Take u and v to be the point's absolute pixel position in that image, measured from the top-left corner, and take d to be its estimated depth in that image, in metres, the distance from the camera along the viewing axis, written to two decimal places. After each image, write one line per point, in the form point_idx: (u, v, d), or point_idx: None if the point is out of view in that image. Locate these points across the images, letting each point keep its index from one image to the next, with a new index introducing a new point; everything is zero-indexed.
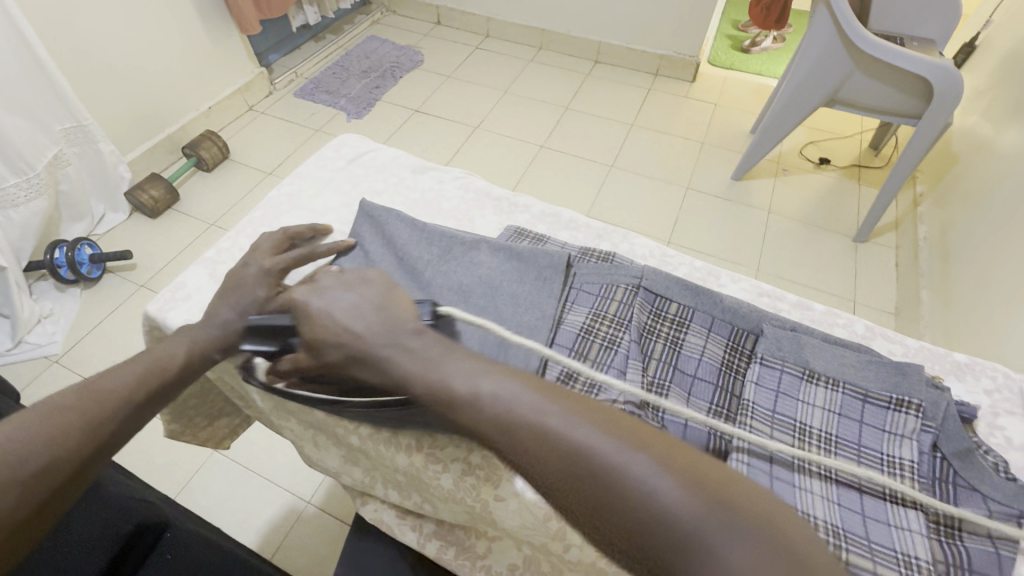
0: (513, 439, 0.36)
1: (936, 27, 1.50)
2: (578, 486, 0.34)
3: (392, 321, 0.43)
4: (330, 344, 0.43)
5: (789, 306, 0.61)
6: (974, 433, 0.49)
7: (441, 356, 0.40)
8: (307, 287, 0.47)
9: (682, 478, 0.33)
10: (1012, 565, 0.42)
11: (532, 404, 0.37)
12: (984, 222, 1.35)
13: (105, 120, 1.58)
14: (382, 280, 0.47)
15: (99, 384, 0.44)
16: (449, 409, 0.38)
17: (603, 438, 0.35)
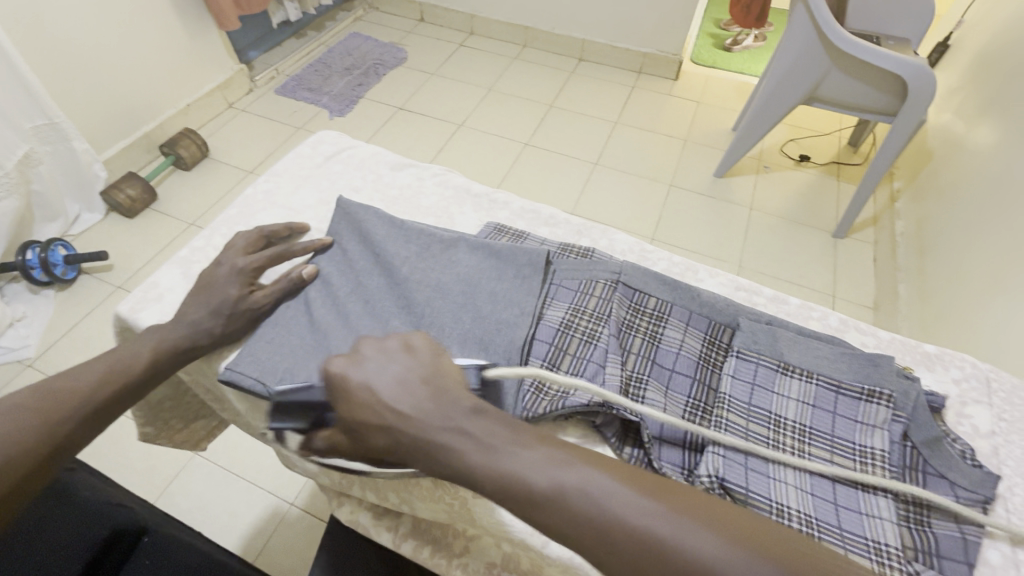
0: (616, 546, 0.33)
1: (910, 27, 1.53)
2: None
3: (441, 403, 0.39)
4: (379, 427, 0.39)
5: (765, 299, 0.61)
6: (942, 421, 0.50)
7: (511, 444, 0.37)
8: (346, 358, 0.43)
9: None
10: (977, 549, 0.43)
11: (632, 502, 0.35)
12: (957, 217, 1.38)
13: (79, 118, 1.54)
14: (428, 348, 0.43)
15: (58, 386, 0.46)
16: (530, 508, 0.36)
17: (713, 541, 0.33)
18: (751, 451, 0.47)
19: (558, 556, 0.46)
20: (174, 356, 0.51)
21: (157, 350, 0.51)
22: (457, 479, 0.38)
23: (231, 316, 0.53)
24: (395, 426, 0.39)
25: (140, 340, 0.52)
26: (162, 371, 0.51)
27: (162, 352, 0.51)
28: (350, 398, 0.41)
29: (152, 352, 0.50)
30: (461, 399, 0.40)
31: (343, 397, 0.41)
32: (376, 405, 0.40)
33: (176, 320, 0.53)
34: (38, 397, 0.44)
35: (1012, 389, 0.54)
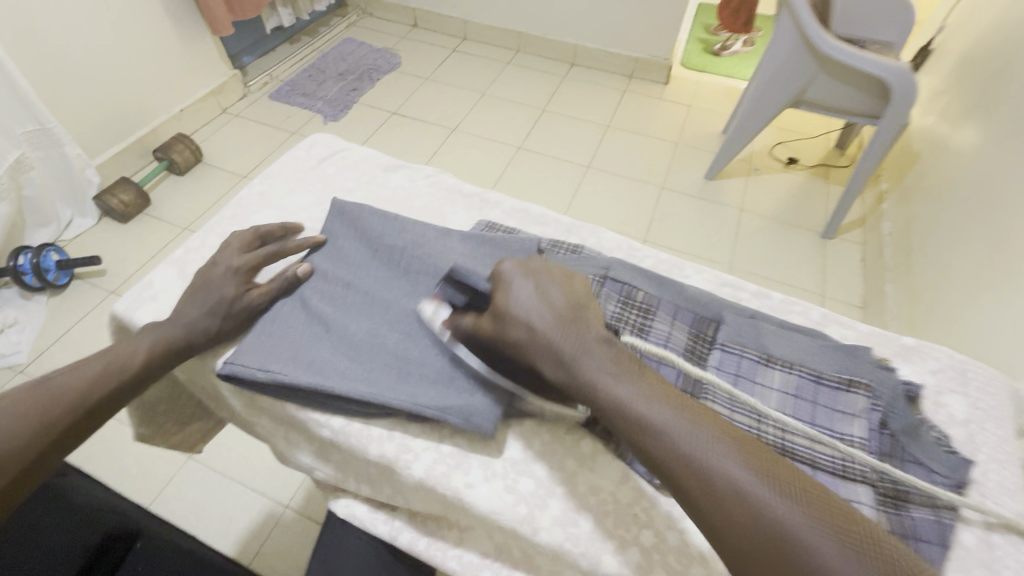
0: (713, 490, 0.35)
1: (893, 32, 1.57)
2: (773, 556, 0.33)
3: (581, 328, 0.43)
4: (519, 321, 0.43)
5: (749, 295, 0.63)
6: (919, 410, 0.52)
7: (630, 375, 0.40)
8: (522, 266, 0.47)
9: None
10: (951, 531, 0.45)
11: (733, 462, 0.36)
12: (941, 217, 1.41)
13: (71, 123, 1.54)
14: (585, 290, 0.47)
15: (55, 383, 0.46)
16: (636, 432, 0.38)
17: (806, 520, 0.34)
18: None
19: (548, 545, 0.46)
20: (170, 353, 0.52)
21: (154, 347, 0.51)
22: (573, 390, 0.41)
23: (227, 313, 0.54)
24: (538, 330, 0.43)
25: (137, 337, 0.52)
26: (159, 368, 0.51)
27: (158, 348, 0.52)
28: (509, 296, 0.45)
29: (148, 348, 0.51)
30: (599, 329, 0.43)
31: (504, 292, 0.45)
32: (528, 310, 0.43)
33: (173, 317, 0.54)
34: (35, 394, 0.45)
35: (987, 379, 0.56)
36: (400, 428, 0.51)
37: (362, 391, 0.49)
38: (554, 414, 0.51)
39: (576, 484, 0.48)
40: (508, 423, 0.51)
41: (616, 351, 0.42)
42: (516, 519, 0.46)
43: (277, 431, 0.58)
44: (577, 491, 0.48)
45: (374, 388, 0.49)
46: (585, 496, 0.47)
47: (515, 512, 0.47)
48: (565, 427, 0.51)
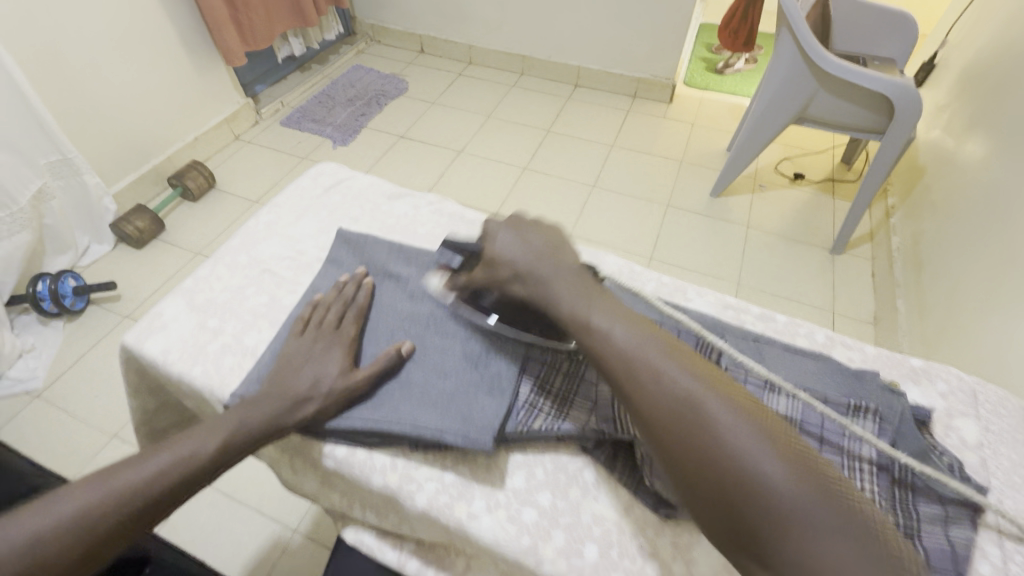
0: (635, 375, 0.41)
1: (894, 48, 1.58)
2: (679, 425, 0.38)
3: (555, 261, 0.50)
4: (506, 261, 0.50)
5: (752, 317, 0.63)
6: (929, 434, 0.51)
7: (588, 296, 0.47)
8: (507, 221, 0.53)
9: (785, 454, 0.35)
10: (967, 562, 0.43)
11: (657, 351, 0.41)
12: (950, 231, 1.39)
13: (90, 152, 1.59)
14: (559, 234, 0.53)
15: (116, 480, 0.41)
16: (581, 335, 0.45)
17: (714, 397, 0.38)
18: None
19: None
20: (247, 441, 0.47)
21: (229, 438, 0.46)
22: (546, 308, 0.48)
23: (336, 395, 0.51)
24: (521, 265, 0.49)
25: (215, 419, 0.47)
26: (229, 458, 0.46)
27: (235, 437, 0.46)
28: (494, 246, 0.52)
29: (221, 442, 0.46)
30: (568, 265, 0.49)
31: (491, 244, 0.52)
32: (513, 252, 0.50)
33: (270, 392, 0.50)
34: (93, 492, 0.40)
35: (998, 401, 0.55)
36: (404, 456, 0.51)
37: (371, 421, 0.51)
38: (556, 443, 0.52)
39: (580, 514, 0.48)
40: (510, 451, 0.52)
41: (581, 278, 0.48)
42: (519, 549, 0.46)
43: (283, 460, 0.58)
44: (581, 522, 0.47)
45: (377, 413, 0.51)
46: (588, 526, 0.47)
47: (518, 544, 0.46)
48: (568, 455, 0.51)
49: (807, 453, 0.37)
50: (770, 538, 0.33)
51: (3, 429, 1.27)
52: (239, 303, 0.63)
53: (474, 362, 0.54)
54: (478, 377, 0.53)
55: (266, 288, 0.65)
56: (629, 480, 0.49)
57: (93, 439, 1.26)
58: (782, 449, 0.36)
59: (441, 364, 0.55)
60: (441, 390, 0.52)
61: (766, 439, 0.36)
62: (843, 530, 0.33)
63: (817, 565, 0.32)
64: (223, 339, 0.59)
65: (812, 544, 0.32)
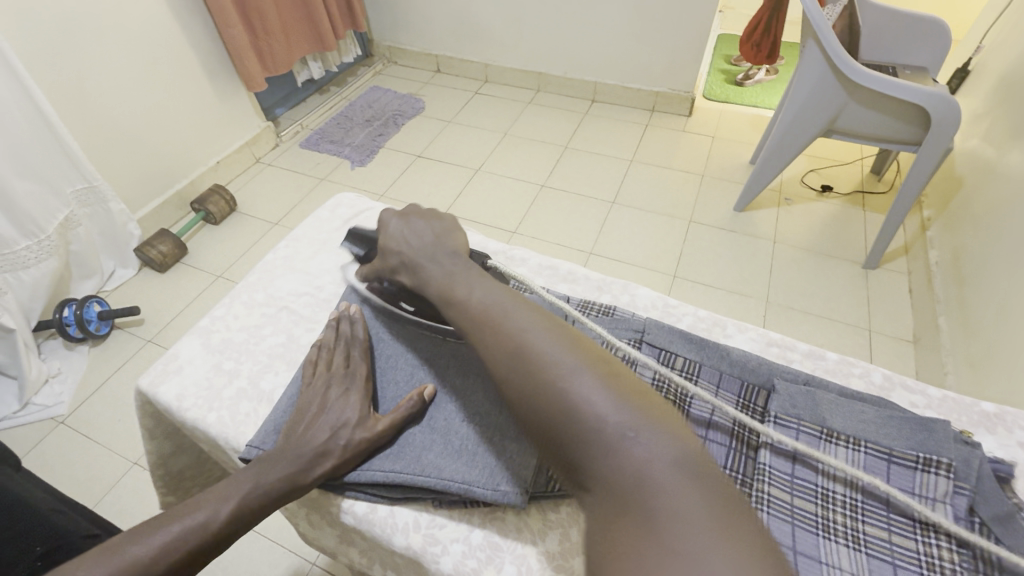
0: (483, 332, 0.42)
1: (927, 55, 1.52)
2: (516, 372, 0.39)
3: (438, 246, 0.51)
4: (393, 250, 0.52)
5: (800, 355, 0.58)
6: (1013, 493, 0.45)
7: (463, 275, 0.47)
8: (398, 211, 0.55)
9: (610, 387, 0.37)
10: None
11: (504, 307, 0.43)
12: (993, 245, 1.32)
13: (115, 179, 1.62)
14: (450, 222, 0.54)
15: (123, 554, 0.38)
16: (446, 306, 0.46)
17: (547, 339, 0.40)
18: (800, 522, 0.44)
19: None
20: (264, 502, 0.44)
21: (244, 500, 0.43)
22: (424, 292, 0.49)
23: (355, 442, 0.48)
24: (407, 251, 0.51)
25: (231, 479, 0.45)
26: (246, 521, 0.43)
27: (253, 498, 0.44)
28: (385, 236, 0.54)
29: (236, 505, 0.43)
30: (453, 249, 0.50)
31: (382, 234, 0.54)
32: (398, 240, 0.52)
33: (286, 447, 0.47)
34: (101, 570, 0.37)
35: None
36: (428, 513, 0.48)
37: (394, 473, 0.47)
38: None
39: None
40: (541, 509, 0.48)
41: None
42: None
43: (300, 513, 0.56)
44: None
45: (401, 465, 0.48)
46: None
47: None
48: None
49: (628, 378, 0.39)
50: (583, 454, 0.35)
51: (27, 457, 1.27)
52: (255, 344, 0.61)
53: (499, 405, 0.51)
54: (504, 422, 0.50)
55: (283, 328, 0.62)
56: None
57: (114, 466, 1.26)
58: (610, 382, 0.37)
59: (465, 406, 0.51)
60: (465, 437, 0.49)
61: (587, 369, 0.38)
62: (658, 443, 0.34)
63: (629, 478, 0.33)
64: (239, 383, 0.57)
65: (616, 452, 0.34)
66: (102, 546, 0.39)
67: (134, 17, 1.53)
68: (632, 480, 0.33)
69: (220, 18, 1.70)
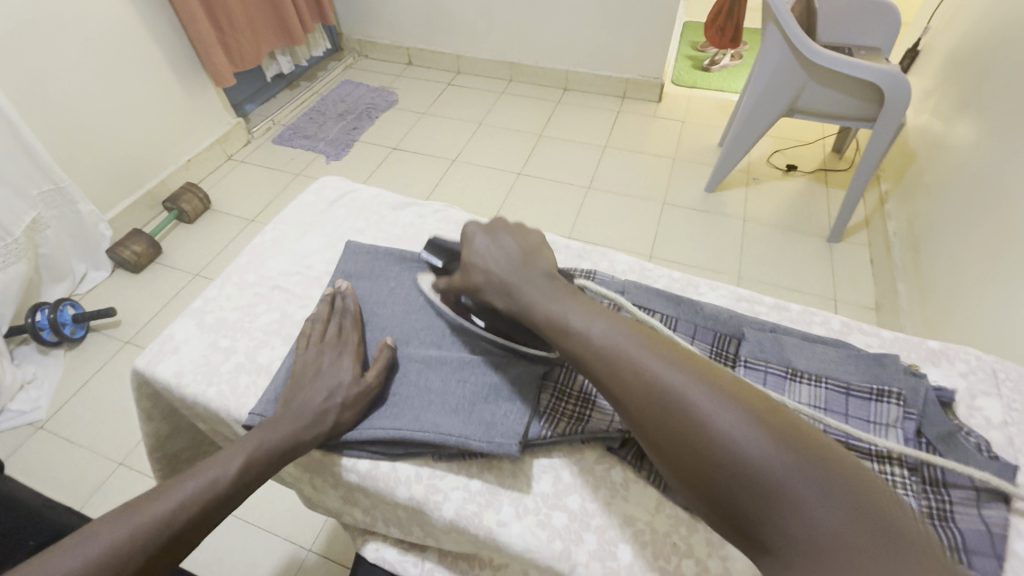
0: (618, 373, 0.41)
1: (880, 36, 1.59)
2: (667, 419, 0.38)
3: (532, 267, 0.51)
4: (480, 267, 0.52)
5: (766, 308, 0.63)
6: (954, 415, 0.51)
7: (563, 298, 0.47)
8: (483, 225, 0.55)
9: (776, 435, 0.35)
10: (1004, 541, 0.43)
11: (636, 346, 0.42)
12: (944, 212, 1.40)
13: (82, 180, 1.58)
14: (538, 239, 0.55)
15: (141, 513, 0.40)
16: (563, 339, 0.45)
17: (697, 386, 0.39)
18: None
19: None
20: (272, 461, 0.46)
21: (253, 458, 0.46)
22: (523, 314, 0.48)
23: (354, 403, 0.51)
24: (495, 271, 0.51)
25: (236, 441, 0.47)
26: (254, 476, 0.46)
27: (259, 455, 0.46)
28: (471, 250, 0.54)
29: (244, 461, 0.45)
30: (544, 270, 0.50)
31: (467, 248, 0.54)
32: (486, 257, 0.52)
33: (288, 411, 0.49)
34: (121, 529, 0.39)
35: (1019, 379, 0.55)
36: (428, 467, 0.50)
37: (394, 432, 0.50)
38: (581, 444, 0.51)
39: (609, 514, 0.47)
40: (534, 456, 0.51)
41: (555, 282, 0.49)
42: (551, 555, 0.45)
43: (303, 478, 0.58)
44: (612, 522, 0.47)
45: (400, 422, 0.50)
46: (618, 526, 0.46)
47: (551, 548, 0.45)
48: (593, 456, 0.51)
49: (801, 426, 0.37)
50: (757, 508, 0.34)
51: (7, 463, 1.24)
52: (250, 322, 0.62)
53: (492, 367, 0.54)
54: (495, 379, 0.53)
55: (276, 305, 0.64)
56: (657, 479, 0.48)
57: (99, 467, 1.24)
58: (773, 428, 0.36)
59: (456, 369, 0.54)
60: (461, 396, 0.52)
61: (753, 422, 0.36)
62: (841, 498, 0.32)
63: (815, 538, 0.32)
64: (236, 358, 0.59)
65: (800, 510, 0.33)
66: (116, 508, 0.41)
67: (95, 12, 1.49)
68: (821, 540, 0.32)
69: (185, 13, 1.67)
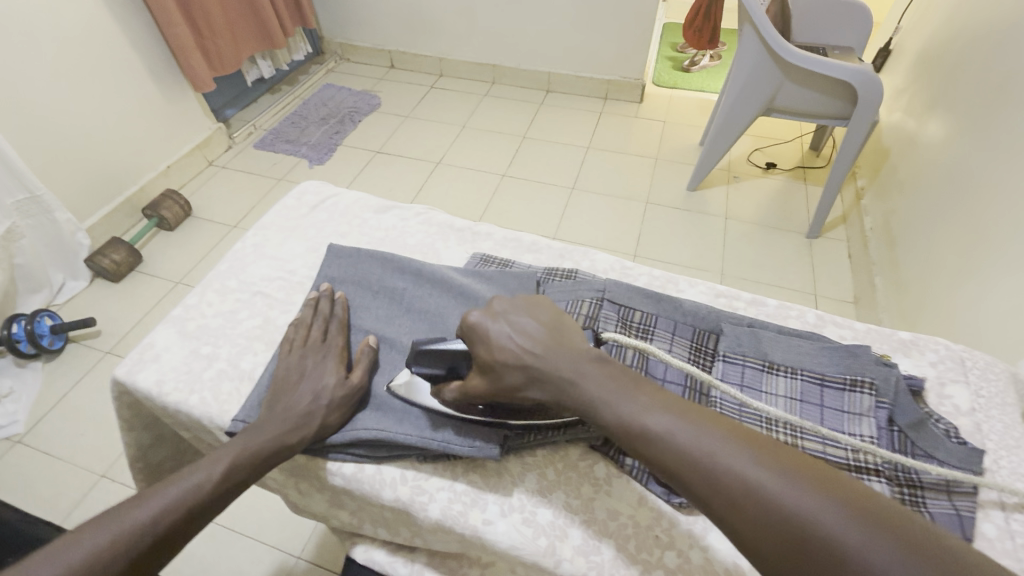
0: (717, 489, 0.35)
1: (853, 36, 1.63)
2: (790, 551, 0.32)
3: (574, 353, 0.44)
4: (511, 364, 0.44)
5: (744, 303, 0.64)
6: (924, 403, 0.53)
7: (626, 391, 0.41)
8: (490, 312, 0.47)
9: (930, 570, 0.30)
10: (971, 523, 0.45)
11: (733, 453, 0.36)
12: (917, 207, 1.44)
13: (58, 188, 1.55)
14: (550, 310, 0.49)
15: (121, 518, 0.40)
16: (640, 444, 0.39)
17: (823, 505, 0.33)
18: None
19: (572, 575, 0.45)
20: (255, 467, 0.46)
21: (236, 464, 0.46)
22: (583, 413, 0.42)
23: (338, 406, 0.51)
24: (533, 363, 0.44)
25: (219, 448, 0.47)
26: (240, 481, 0.46)
27: (244, 459, 0.46)
28: (491, 346, 0.45)
29: (228, 465, 0.45)
30: (582, 348, 0.45)
31: (486, 345, 0.46)
32: (517, 349, 0.44)
33: (272, 415, 0.49)
34: (102, 535, 0.39)
35: (986, 366, 0.57)
36: (413, 469, 0.51)
37: (379, 435, 0.50)
38: (564, 443, 0.52)
39: (594, 509, 0.48)
40: (519, 454, 0.52)
41: (606, 365, 0.43)
42: (538, 552, 0.45)
43: (288, 483, 0.58)
44: (597, 518, 0.47)
45: (384, 426, 0.50)
46: (604, 521, 0.47)
47: (537, 545, 0.46)
48: (578, 453, 0.52)
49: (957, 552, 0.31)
50: None
51: None
52: (232, 328, 0.62)
53: None
54: None
55: (258, 310, 0.64)
56: (641, 473, 0.49)
57: (80, 481, 1.22)
58: (924, 558, 0.30)
59: None
60: None
61: (900, 551, 0.31)
62: None
63: None
64: (219, 365, 0.59)
65: None
66: (96, 515, 0.40)
67: (69, 18, 1.46)
68: None
69: (162, 18, 1.65)
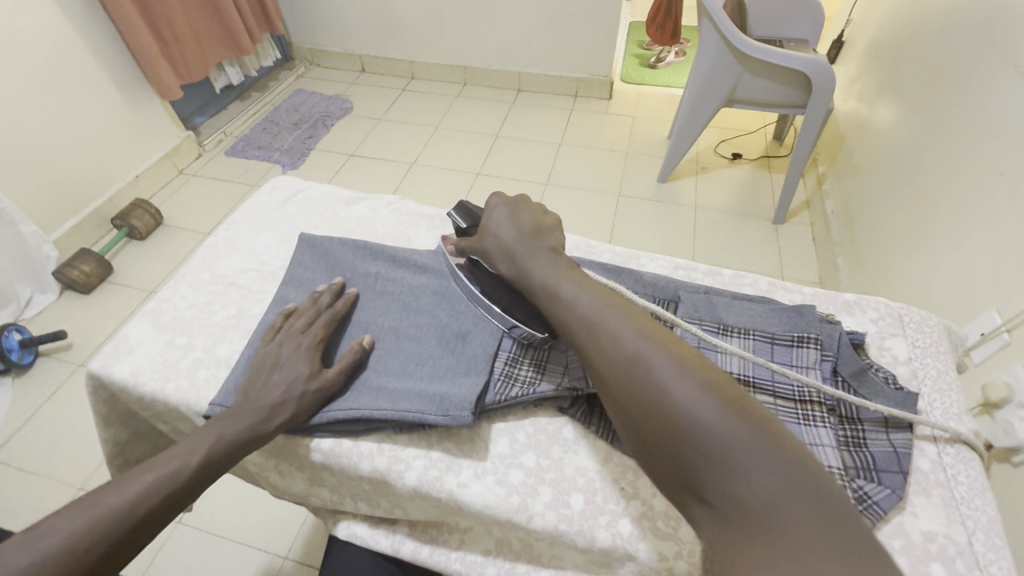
0: (592, 336, 0.43)
1: (806, 28, 1.70)
2: (629, 382, 0.40)
3: (536, 240, 0.52)
4: (491, 234, 0.54)
5: (702, 274, 0.68)
6: (865, 355, 0.57)
7: (558, 270, 0.49)
8: (506, 199, 0.56)
9: (727, 405, 0.37)
10: (907, 458, 0.48)
11: (613, 315, 0.44)
12: (872, 188, 1.51)
13: (23, 201, 1.52)
14: (554, 223, 0.55)
15: (99, 505, 0.41)
16: (549, 304, 0.47)
17: (662, 354, 0.40)
18: None
19: (543, 529, 0.47)
20: (230, 452, 0.48)
21: (213, 449, 0.47)
22: (520, 279, 0.51)
23: (307, 394, 0.52)
24: (503, 240, 0.53)
25: (194, 435, 0.48)
26: (217, 467, 0.47)
27: (219, 447, 0.47)
28: (488, 219, 0.55)
29: (205, 454, 0.47)
30: (546, 242, 0.52)
31: (486, 217, 0.56)
32: (499, 226, 0.54)
33: (247, 403, 0.50)
34: (78, 520, 0.40)
35: (922, 320, 0.61)
36: (389, 441, 0.52)
37: (352, 412, 0.52)
38: (533, 408, 0.55)
39: (563, 468, 0.50)
40: (492, 421, 0.54)
41: (557, 258, 0.51)
42: (510, 509, 0.48)
43: (269, 465, 0.59)
44: (565, 476, 0.50)
45: (359, 404, 0.52)
46: (573, 478, 0.50)
47: (509, 503, 0.48)
48: (546, 417, 0.54)
49: (752, 403, 0.38)
50: (695, 467, 0.36)
51: None
52: (207, 318, 0.63)
53: (447, 347, 0.57)
54: (450, 357, 0.56)
55: (232, 301, 0.65)
56: (605, 432, 0.52)
57: (57, 494, 1.20)
58: (724, 398, 0.37)
59: (410, 352, 0.57)
60: (419, 375, 0.55)
61: (711, 394, 0.37)
62: (780, 469, 0.34)
63: (745, 499, 0.33)
64: (195, 354, 0.60)
65: (735, 472, 0.34)
66: (75, 501, 0.42)
67: (28, 27, 1.44)
68: (755, 504, 0.33)
69: (124, 25, 1.63)
